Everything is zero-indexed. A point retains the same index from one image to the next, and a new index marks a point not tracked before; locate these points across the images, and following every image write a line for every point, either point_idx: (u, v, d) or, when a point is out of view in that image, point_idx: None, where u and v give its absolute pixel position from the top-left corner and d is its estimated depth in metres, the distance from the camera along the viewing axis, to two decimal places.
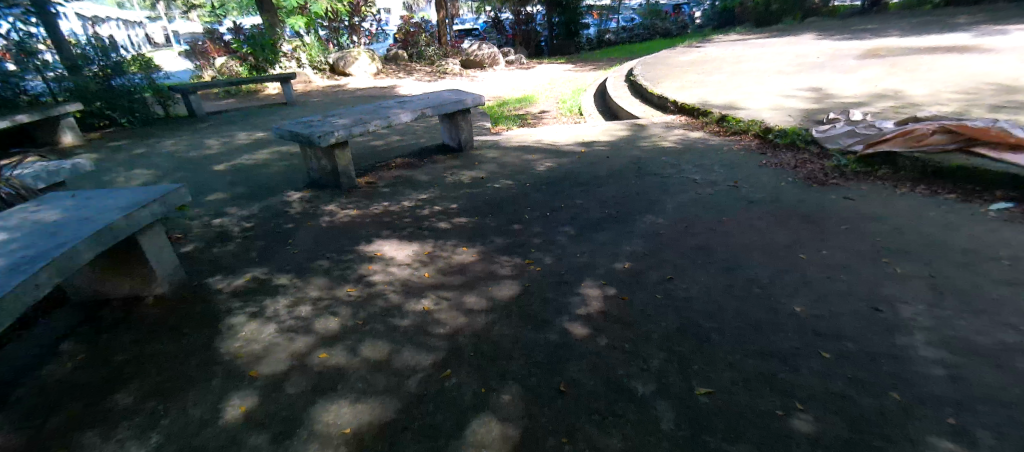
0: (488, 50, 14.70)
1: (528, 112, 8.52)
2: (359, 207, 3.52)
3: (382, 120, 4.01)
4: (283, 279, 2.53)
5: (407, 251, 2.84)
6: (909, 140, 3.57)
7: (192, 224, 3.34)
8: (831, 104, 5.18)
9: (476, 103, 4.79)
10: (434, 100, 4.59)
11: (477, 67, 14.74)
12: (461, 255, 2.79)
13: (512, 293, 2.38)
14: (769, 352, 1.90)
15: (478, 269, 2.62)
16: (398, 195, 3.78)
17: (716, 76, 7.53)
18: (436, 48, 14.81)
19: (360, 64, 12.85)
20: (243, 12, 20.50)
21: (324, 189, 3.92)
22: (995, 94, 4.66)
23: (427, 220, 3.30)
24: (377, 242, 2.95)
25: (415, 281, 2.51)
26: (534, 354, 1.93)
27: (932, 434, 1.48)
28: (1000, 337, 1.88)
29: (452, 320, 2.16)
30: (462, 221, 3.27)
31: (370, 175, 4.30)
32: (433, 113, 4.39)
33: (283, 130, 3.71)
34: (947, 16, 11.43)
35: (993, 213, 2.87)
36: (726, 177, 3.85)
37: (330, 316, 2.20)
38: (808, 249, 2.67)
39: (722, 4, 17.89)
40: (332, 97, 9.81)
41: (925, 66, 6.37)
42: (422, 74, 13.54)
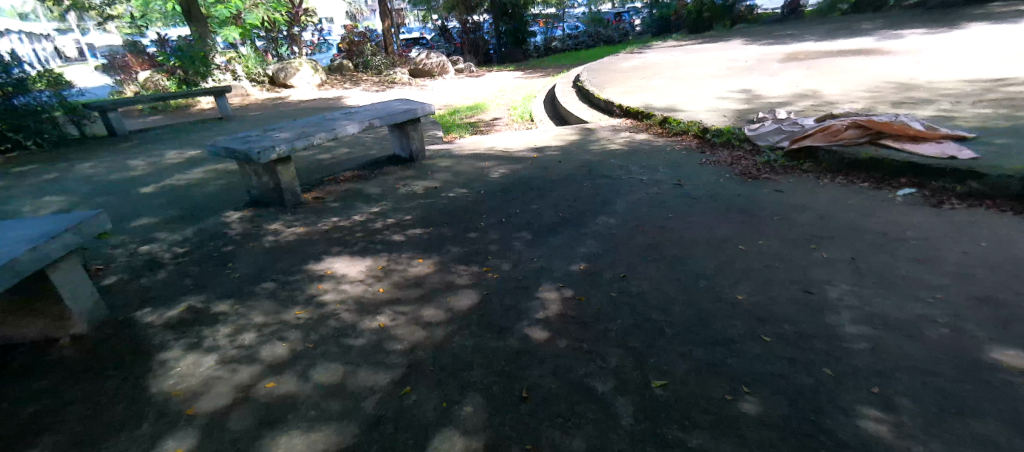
0: (436, 59, 14.63)
1: (480, 120, 8.56)
2: (306, 224, 3.41)
3: (327, 133, 3.91)
4: (223, 306, 2.41)
5: (359, 267, 2.78)
6: (827, 136, 3.89)
7: (115, 253, 3.12)
8: (760, 104, 5.53)
9: (426, 112, 4.77)
10: (383, 111, 4.52)
11: (426, 76, 14.64)
12: (417, 267, 2.76)
13: (470, 303, 2.38)
14: (717, 340, 2.00)
15: (435, 280, 2.61)
16: (348, 209, 3.70)
17: (657, 81, 7.81)
18: (383, 58, 14.59)
19: (301, 75, 12.45)
20: (166, 22, 19.33)
21: (267, 207, 3.77)
22: (900, 91, 5.14)
23: (380, 233, 3.24)
24: (327, 260, 2.88)
25: (369, 297, 2.47)
26: (494, 362, 1.94)
27: (862, 405, 1.61)
28: (912, 309, 2.07)
29: (409, 336, 2.14)
30: (416, 232, 3.24)
31: (318, 190, 4.18)
32: (381, 123, 4.33)
33: (218, 147, 3.56)
34: (854, 22, 12.53)
35: (901, 198, 3.17)
36: (670, 177, 4.01)
37: (277, 342, 2.11)
38: (747, 241, 2.84)
39: (659, 11, 18.69)
40: (272, 111, 9.44)
41: (840, 68, 6.89)
42: (369, 85, 13.28)
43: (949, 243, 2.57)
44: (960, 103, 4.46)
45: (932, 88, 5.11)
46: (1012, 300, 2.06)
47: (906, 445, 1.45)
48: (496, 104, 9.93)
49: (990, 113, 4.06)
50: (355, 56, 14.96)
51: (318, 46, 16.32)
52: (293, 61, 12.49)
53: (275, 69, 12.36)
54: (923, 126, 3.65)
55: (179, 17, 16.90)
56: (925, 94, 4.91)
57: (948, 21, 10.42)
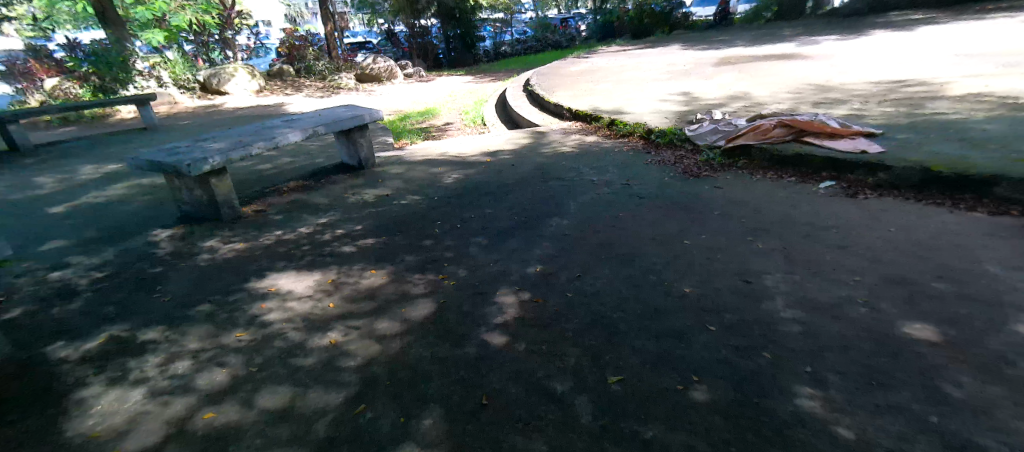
0: (384, 63, 14.37)
1: (432, 125, 8.52)
2: (246, 240, 3.28)
3: (267, 142, 3.78)
4: (151, 334, 2.28)
5: (307, 282, 2.70)
6: (758, 135, 4.18)
7: (21, 282, 2.87)
8: (698, 106, 5.84)
9: (374, 119, 4.71)
10: (328, 117, 4.42)
11: (373, 81, 14.36)
12: (370, 278, 2.72)
13: (426, 313, 2.36)
14: (668, 333, 2.10)
15: (390, 291, 2.58)
16: (293, 222, 3.58)
17: (603, 85, 8.06)
18: (327, 63, 14.24)
19: (237, 81, 11.94)
20: (76, 23, 17.75)
21: (202, 223, 3.59)
22: (821, 91, 5.58)
23: (330, 245, 3.17)
24: (271, 276, 2.78)
25: (319, 313, 2.40)
26: (453, 372, 1.94)
27: (798, 384, 1.74)
28: (837, 292, 2.26)
29: (362, 351, 2.10)
30: (368, 242, 3.19)
31: (259, 202, 4.02)
32: (326, 131, 4.23)
33: (143, 161, 3.36)
34: (779, 28, 13.47)
35: (823, 190, 3.44)
36: (619, 177, 4.15)
37: (215, 369, 2.01)
38: (691, 235, 2.99)
39: (603, 17, 19.33)
40: (205, 120, 8.99)
41: (767, 71, 7.38)
42: (312, 90, 12.88)
43: (864, 230, 2.81)
44: (868, 102, 4.90)
45: (846, 89, 5.58)
46: (918, 278, 2.30)
47: (835, 418, 1.59)
48: (447, 109, 9.89)
49: (894, 111, 4.48)
50: (296, 60, 14.48)
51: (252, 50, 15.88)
52: (226, 68, 12.01)
53: (207, 75, 11.75)
54: (838, 124, 4.01)
55: (92, 18, 15.77)
56: (840, 95, 5.35)
57: (858, 28, 11.44)
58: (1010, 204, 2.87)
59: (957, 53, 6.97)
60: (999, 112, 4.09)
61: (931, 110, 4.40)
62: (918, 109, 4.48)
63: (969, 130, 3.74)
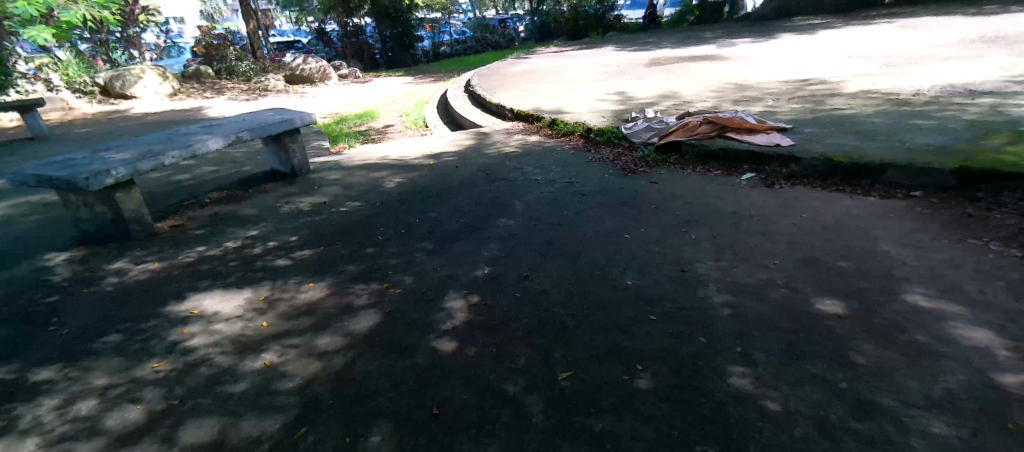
0: (316, 64, 13.88)
1: (370, 127, 8.31)
2: (161, 259, 3.05)
3: (183, 150, 3.56)
4: (47, 375, 2.05)
5: (235, 302, 2.54)
6: (687, 132, 4.41)
7: None
8: (632, 105, 6.07)
9: (305, 122, 4.56)
10: (253, 122, 4.20)
11: (307, 83, 13.84)
12: (307, 292, 2.61)
13: (370, 325, 2.29)
14: (614, 325, 2.17)
15: (330, 305, 2.48)
16: (218, 236, 3.37)
17: (543, 85, 8.19)
18: (250, 64, 13.51)
19: (145, 83, 11.10)
20: None
21: (107, 243, 3.29)
22: (742, 90, 5.99)
23: (262, 259, 3.01)
24: (193, 298, 2.59)
25: (250, 335, 2.26)
26: (402, 383, 1.90)
27: (731, 364, 1.86)
28: (762, 275, 2.43)
29: (301, 370, 2.00)
30: (304, 254, 3.06)
31: (177, 216, 3.74)
32: (251, 136, 4.02)
33: (28, 176, 3.04)
34: (703, 31, 14.33)
35: (745, 182, 3.69)
36: (562, 176, 4.23)
37: (128, 406, 1.84)
38: (631, 230, 3.11)
39: (540, 18, 19.79)
40: (108, 127, 8.26)
41: (692, 71, 7.81)
42: (236, 93, 12.16)
43: (782, 217, 3.05)
44: (780, 99, 5.32)
45: (761, 87, 6.02)
46: (830, 259, 2.52)
47: (765, 393, 1.71)
48: (387, 111, 9.67)
49: (801, 107, 4.89)
50: (216, 61, 13.59)
51: (162, 50, 15.55)
52: (132, 69, 11.19)
53: (109, 77, 10.81)
54: (755, 121, 4.33)
55: None
56: (756, 93, 5.77)
57: (769, 31, 12.42)
58: (897, 188, 3.23)
59: (850, 55, 7.74)
60: (885, 106, 4.58)
61: (830, 106, 4.85)
62: (820, 105, 4.92)
63: (860, 123, 4.16)
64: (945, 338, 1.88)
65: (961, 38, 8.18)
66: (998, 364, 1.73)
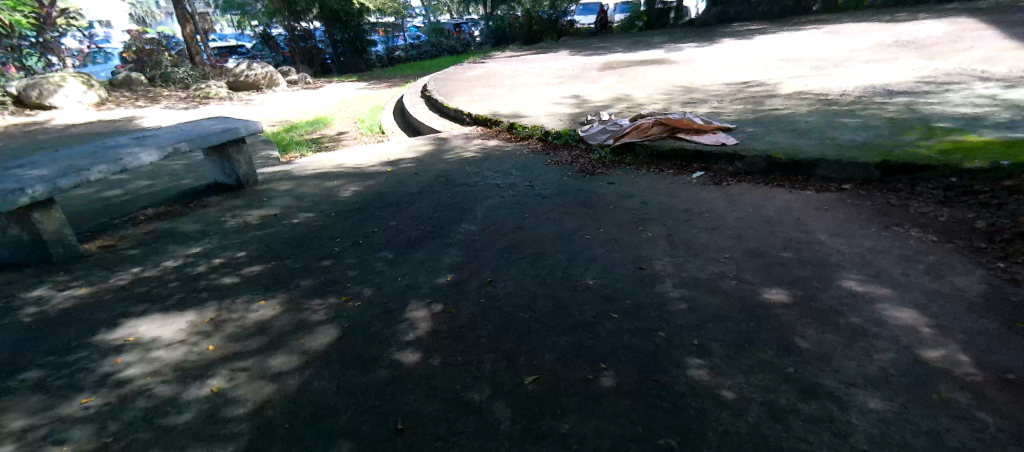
0: (261, 70, 13.40)
1: (323, 135, 8.11)
2: (92, 284, 2.85)
3: (110, 164, 3.35)
4: None
5: (178, 326, 2.40)
6: (640, 133, 4.56)
7: None
8: (587, 108, 6.21)
9: (250, 131, 4.38)
10: (191, 133, 4.03)
11: (251, 89, 13.34)
12: (259, 311, 2.50)
13: (328, 341, 2.22)
14: (577, 325, 2.22)
15: (284, 322, 2.39)
16: (156, 256, 3.19)
17: (500, 89, 8.24)
18: (188, 70, 12.89)
19: (68, 92, 10.46)
20: None
21: (26, 270, 3.05)
22: (690, 92, 6.25)
23: (208, 278, 2.87)
24: (129, 325, 2.43)
25: (195, 360, 2.13)
26: (365, 398, 1.86)
27: (688, 356, 1.94)
28: (713, 269, 2.54)
29: (254, 394, 1.90)
30: (254, 270, 2.94)
31: (108, 236, 3.52)
32: (188, 147, 3.85)
33: None
34: (651, 36, 14.85)
35: (695, 180, 3.84)
36: (521, 180, 4.27)
37: (55, 447, 1.69)
38: (590, 230, 3.18)
39: (495, 23, 19.96)
40: (26, 141, 7.67)
41: (642, 75, 8.06)
42: (174, 101, 11.55)
43: (730, 212, 3.20)
44: (724, 101, 5.59)
45: (706, 89, 6.30)
46: (774, 251, 2.66)
47: (719, 383, 1.79)
48: (340, 117, 9.45)
49: (743, 108, 5.15)
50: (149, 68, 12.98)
51: (87, 56, 14.59)
52: (51, 77, 10.49)
53: (24, 86, 10.16)
54: (702, 122, 4.53)
55: None
56: (702, 95, 6.02)
57: (711, 36, 13.03)
58: (830, 182, 3.46)
59: (784, 58, 8.24)
60: (817, 106, 4.89)
61: (769, 106, 5.13)
62: (760, 105, 5.20)
63: (796, 122, 4.43)
64: (875, 319, 2.04)
65: (879, 42, 8.88)
66: (920, 341, 1.89)
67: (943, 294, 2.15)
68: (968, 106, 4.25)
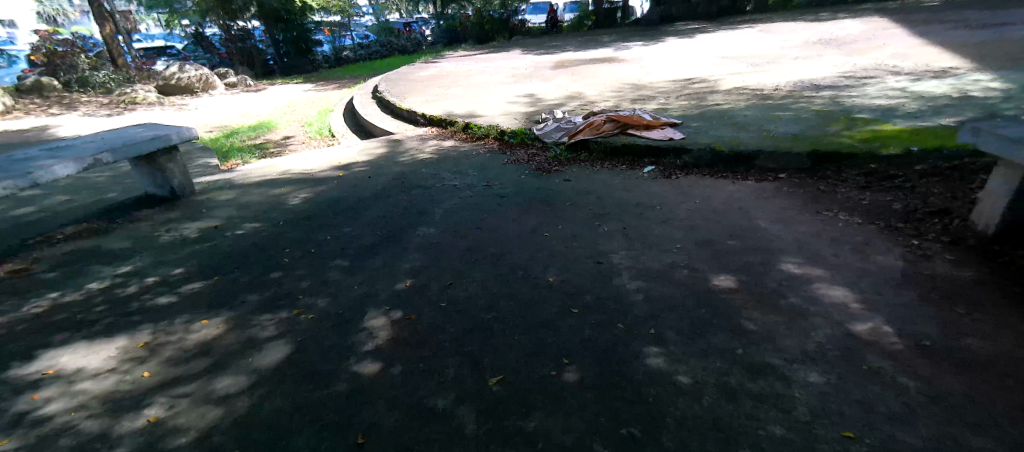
0: (195, 72, 12.74)
1: (268, 140, 7.78)
2: (4, 314, 2.61)
3: (19, 180, 3.07)
4: None
5: (107, 353, 2.23)
6: (593, 130, 4.64)
7: None
8: (541, 106, 6.26)
9: (184, 138, 4.12)
10: (115, 143, 3.75)
11: (184, 92, 12.63)
12: (203, 330, 2.36)
13: (280, 358, 2.13)
14: (539, 323, 2.23)
15: (231, 341, 2.27)
16: (80, 278, 2.96)
17: (453, 89, 8.17)
18: (111, 75, 12.08)
19: None
20: None
21: None
22: (639, 89, 6.43)
23: (142, 299, 2.68)
24: (50, 356, 2.23)
25: (129, 389, 1.99)
26: (323, 414, 1.79)
27: (647, 345, 1.99)
28: (667, 260, 2.62)
29: (198, 420, 1.80)
30: (195, 287, 2.78)
31: (20, 259, 3.24)
32: (112, 158, 3.58)
33: None
34: (601, 35, 15.17)
35: (647, 175, 3.95)
36: (478, 180, 4.26)
37: None
38: (550, 228, 3.20)
39: (446, 23, 19.80)
40: None
41: (593, 73, 8.20)
42: (93, 108, 10.72)
43: (680, 204, 3.31)
44: (671, 97, 5.78)
45: (654, 86, 6.51)
46: (722, 239, 2.78)
47: (677, 369, 1.85)
48: (286, 121, 9.09)
49: (688, 103, 5.34)
50: (62, 70, 12.18)
51: None
52: None
53: None
54: (651, 118, 4.67)
55: None
56: (650, 92, 6.21)
57: (656, 35, 13.45)
58: (769, 172, 3.65)
59: (722, 55, 8.62)
60: (754, 101, 5.15)
61: (711, 102, 5.36)
62: (704, 101, 5.42)
63: (736, 116, 4.65)
64: (812, 298, 2.17)
65: (805, 40, 9.45)
66: (851, 315, 2.03)
67: (873, 271, 2.31)
68: (884, 98, 4.61)
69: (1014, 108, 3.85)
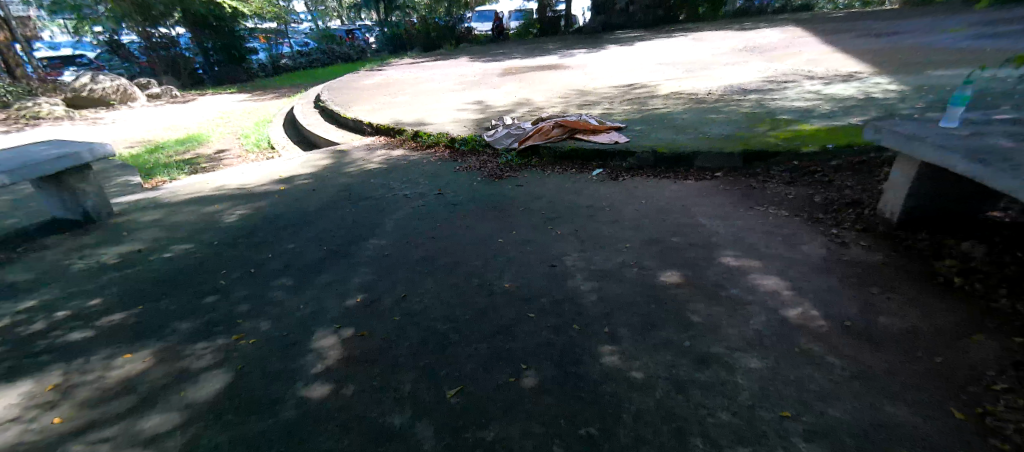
0: (110, 83, 11.91)
1: (199, 154, 7.36)
2: None
3: None
4: None
5: (11, 400, 2.03)
6: (543, 136, 4.73)
7: None
8: (490, 113, 6.31)
9: (97, 155, 3.81)
10: (14, 163, 3.39)
11: (98, 105, 11.76)
12: (129, 365, 2.20)
13: (218, 388, 2.02)
14: (496, 330, 2.24)
15: (161, 374, 2.13)
16: None
17: (400, 97, 8.06)
18: (10, 87, 11.04)
19: None
20: None
21: None
22: (584, 95, 6.62)
23: (53, 335, 2.46)
24: None
25: (38, 438, 1.82)
26: (270, 445, 1.72)
27: (602, 345, 2.05)
28: (617, 260, 2.71)
29: None
30: (118, 318, 2.58)
31: None
32: (10, 179, 3.23)
33: None
34: (545, 43, 15.49)
35: (596, 178, 4.06)
36: (430, 188, 4.23)
37: None
38: (503, 234, 3.23)
39: (390, 30, 19.55)
40: None
41: (540, 80, 8.35)
42: None
43: (627, 205, 3.43)
44: (614, 102, 5.99)
45: (598, 92, 6.72)
46: (666, 237, 2.90)
47: (630, 366, 1.91)
48: (219, 134, 8.64)
49: (630, 108, 5.55)
50: None
51: None
52: None
53: None
54: (597, 122, 4.82)
55: None
56: (595, 97, 6.40)
57: (598, 42, 13.89)
58: (705, 171, 3.86)
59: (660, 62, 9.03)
60: (690, 104, 5.42)
61: (652, 106, 5.59)
62: (644, 105, 5.66)
63: (673, 119, 4.88)
64: (748, 288, 2.31)
65: (732, 48, 10.06)
66: (784, 302, 2.17)
67: (802, 260, 2.49)
68: (801, 101, 4.99)
69: (909, 107, 4.28)
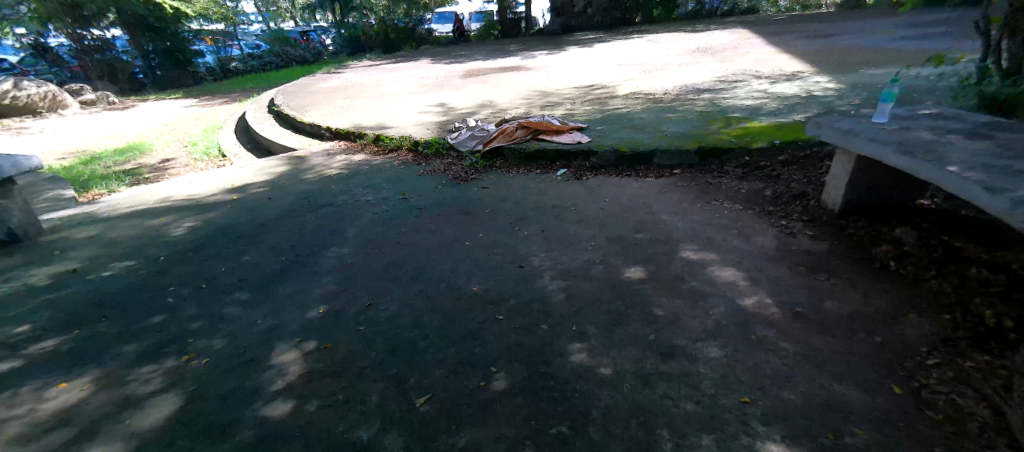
0: (36, 90, 11.12)
1: (141, 165, 6.98)
2: None
3: None
4: None
5: None
6: (507, 137, 4.74)
7: None
8: (453, 115, 6.28)
9: (22, 169, 3.56)
10: None
11: (25, 113, 10.97)
12: (68, 394, 2.06)
13: (170, 413, 1.92)
14: (465, 334, 2.23)
15: (104, 402, 2.00)
16: None
17: (360, 100, 7.90)
18: None
19: None
20: None
21: None
22: (545, 96, 6.68)
23: None
24: None
25: None
26: None
27: (571, 343, 2.07)
28: (582, 258, 2.74)
29: None
30: (54, 344, 2.41)
31: None
32: None
33: None
34: (505, 45, 15.53)
35: (561, 177, 4.10)
36: (395, 193, 4.17)
37: None
38: (470, 236, 3.22)
39: (346, 31, 19.12)
40: None
41: (502, 82, 8.37)
42: None
43: (591, 204, 3.48)
44: (576, 103, 6.07)
45: (560, 93, 6.79)
46: (630, 234, 2.96)
47: (598, 362, 1.94)
48: (164, 142, 8.23)
49: (591, 109, 5.63)
50: None
51: None
52: None
53: None
54: (559, 123, 4.88)
55: None
56: (557, 98, 6.46)
57: (558, 44, 14.02)
58: (664, 168, 3.96)
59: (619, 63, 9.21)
60: (648, 104, 5.56)
61: (612, 106, 5.69)
62: (604, 106, 5.76)
63: (633, 119, 4.99)
64: (709, 280, 2.38)
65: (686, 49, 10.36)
66: (741, 293, 2.26)
67: (757, 252, 2.59)
68: (750, 99, 5.20)
69: (847, 103, 4.54)
